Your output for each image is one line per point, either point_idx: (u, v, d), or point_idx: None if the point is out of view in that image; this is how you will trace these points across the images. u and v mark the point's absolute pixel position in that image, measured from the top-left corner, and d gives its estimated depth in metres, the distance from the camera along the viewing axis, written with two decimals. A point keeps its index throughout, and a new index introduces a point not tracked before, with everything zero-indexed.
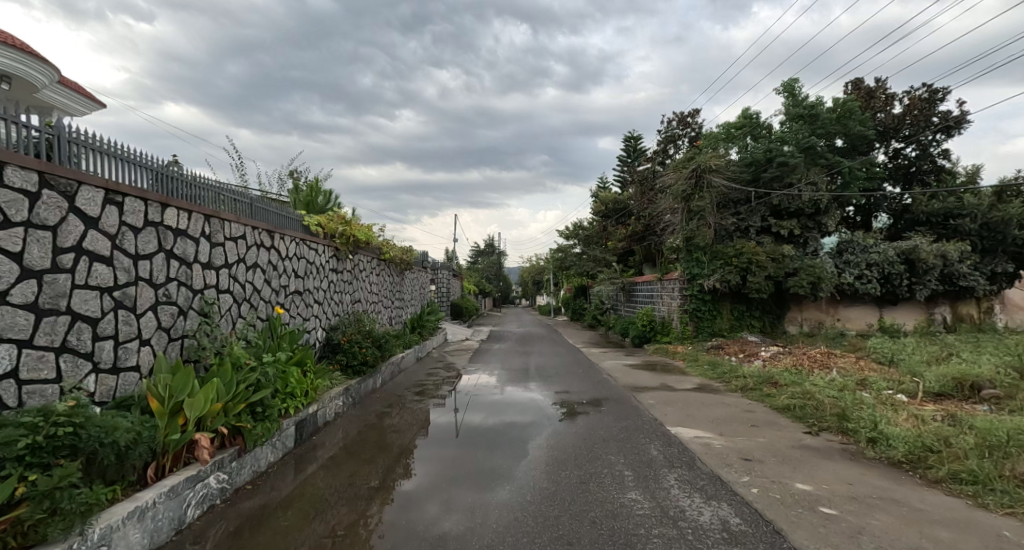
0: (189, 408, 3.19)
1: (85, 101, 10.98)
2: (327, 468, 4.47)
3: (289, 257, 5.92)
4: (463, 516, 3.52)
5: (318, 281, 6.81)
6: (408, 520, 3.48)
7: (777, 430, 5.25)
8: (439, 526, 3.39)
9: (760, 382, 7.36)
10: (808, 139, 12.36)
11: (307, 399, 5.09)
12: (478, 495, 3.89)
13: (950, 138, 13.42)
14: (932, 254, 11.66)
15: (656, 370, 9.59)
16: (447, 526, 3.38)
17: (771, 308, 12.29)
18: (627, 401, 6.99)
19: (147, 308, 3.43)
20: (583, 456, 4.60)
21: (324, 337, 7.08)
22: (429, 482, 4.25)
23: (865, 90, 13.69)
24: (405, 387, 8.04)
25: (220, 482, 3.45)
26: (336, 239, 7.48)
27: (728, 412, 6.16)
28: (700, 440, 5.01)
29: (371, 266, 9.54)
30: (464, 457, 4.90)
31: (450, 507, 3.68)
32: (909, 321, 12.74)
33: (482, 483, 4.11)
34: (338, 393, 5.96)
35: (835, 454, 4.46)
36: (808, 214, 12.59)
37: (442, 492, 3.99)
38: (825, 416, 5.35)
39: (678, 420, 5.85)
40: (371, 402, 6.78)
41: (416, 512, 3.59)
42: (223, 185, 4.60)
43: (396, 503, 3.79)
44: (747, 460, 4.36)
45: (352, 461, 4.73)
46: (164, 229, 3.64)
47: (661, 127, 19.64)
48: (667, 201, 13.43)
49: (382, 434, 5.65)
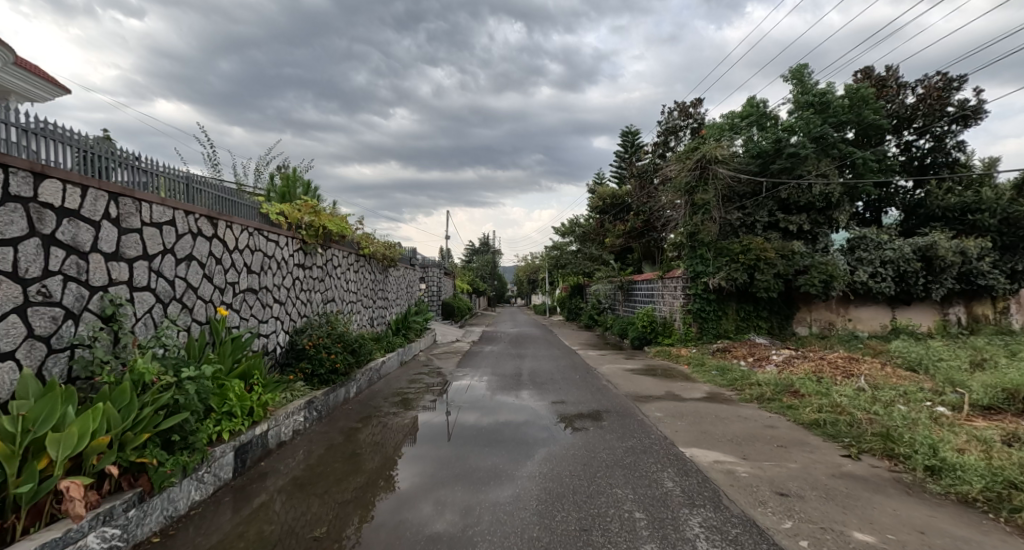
0: (53, 445, 2.40)
1: (46, 85, 10.10)
2: (276, 502, 3.65)
3: (238, 249, 5.05)
4: (457, 516, 3.44)
5: (277, 278, 5.94)
6: (402, 520, 3.40)
7: (812, 453, 4.46)
8: (431, 526, 3.30)
9: (779, 392, 6.57)
10: (820, 129, 11.55)
11: (254, 419, 4.25)
12: (472, 495, 3.78)
13: (966, 129, 12.65)
14: (951, 251, 10.94)
15: (658, 375, 8.81)
16: (440, 526, 3.30)
17: (779, 308, 11.56)
18: (631, 413, 6.18)
19: (7, 312, 2.63)
20: (584, 489, 3.79)
21: (288, 341, 6.23)
22: (423, 482, 4.10)
23: (877, 79, 12.87)
24: (383, 397, 7.20)
25: (106, 541, 2.61)
26: (302, 231, 6.60)
27: (748, 428, 5.36)
28: (722, 466, 4.22)
29: (348, 261, 8.68)
30: (456, 458, 4.69)
31: (444, 507, 3.59)
32: (923, 322, 12.03)
33: (477, 485, 3.97)
34: (299, 407, 5.12)
35: (889, 486, 3.68)
36: (819, 209, 11.91)
37: (434, 491, 3.90)
38: (865, 436, 4.59)
39: (691, 438, 5.05)
40: (340, 415, 5.93)
41: (410, 511, 3.52)
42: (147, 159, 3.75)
43: (390, 504, 3.67)
44: (783, 496, 3.57)
45: (309, 491, 3.90)
46: (40, 207, 2.83)
47: (660, 119, 18.83)
48: (669, 195, 12.72)
49: (350, 453, 4.82)
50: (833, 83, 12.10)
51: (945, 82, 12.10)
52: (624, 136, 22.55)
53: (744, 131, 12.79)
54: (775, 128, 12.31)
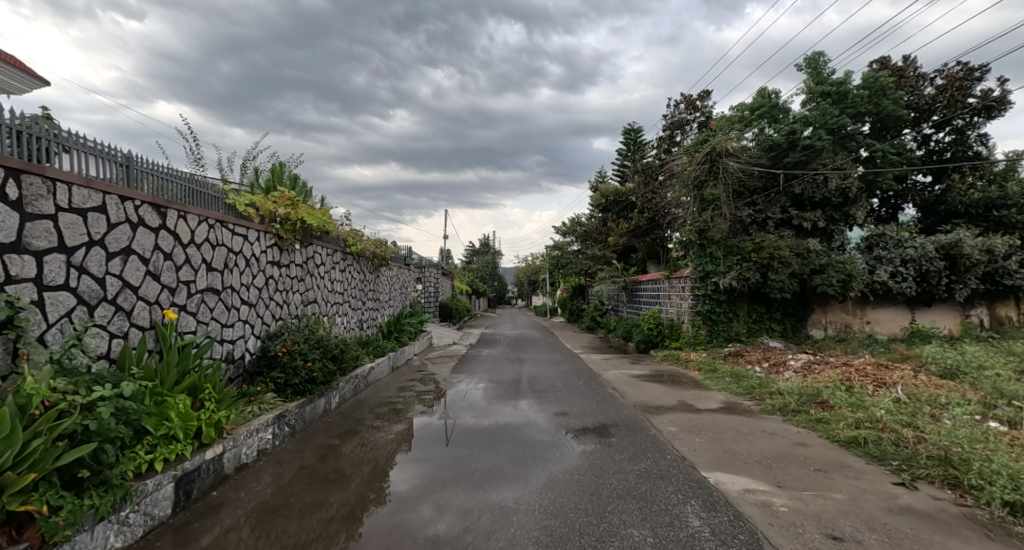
0: None
1: (24, 77, 9.52)
2: (235, 537, 3.12)
3: (193, 243, 4.39)
4: (458, 516, 3.42)
5: (245, 277, 5.30)
6: (402, 520, 3.38)
7: (859, 479, 3.82)
8: (433, 527, 3.28)
9: (804, 403, 5.91)
10: (838, 120, 10.93)
11: (202, 443, 3.60)
12: (473, 495, 3.76)
13: (989, 120, 11.92)
14: (977, 248, 10.31)
15: (667, 382, 8.17)
16: (441, 527, 3.28)
17: (793, 310, 10.94)
18: (642, 427, 5.53)
19: None
20: (593, 530, 3.16)
21: (259, 347, 5.58)
22: (422, 482, 4.05)
23: (894, 69, 12.25)
24: (368, 408, 6.53)
25: None
26: (276, 225, 5.96)
27: (776, 446, 4.72)
28: (755, 497, 3.58)
29: (334, 260, 8.05)
30: (457, 459, 4.59)
31: (445, 507, 3.57)
32: (945, 324, 11.37)
33: (480, 482, 3.98)
34: (265, 424, 4.47)
35: (963, 527, 3.05)
36: (835, 205, 11.28)
37: (437, 491, 3.86)
38: (918, 459, 3.96)
39: (714, 460, 4.40)
40: (316, 431, 5.27)
41: (411, 511, 3.49)
42: (74, 135, 3.17)
43: (393, 501, 3.68)
44: (838, 541, 2.94)
45: (272, 523, 3.33)
46: None
47: (666, 113, 18.24)
48: (677, 190, 12.12)
49: (323, 474, 4.19)
50: (850, 71, 11.52)
51: (967, 70, 11.42)
52: (627, 133, 21.94)
53: (755, 124, 12.19)
54: (789, 120, 11.66)
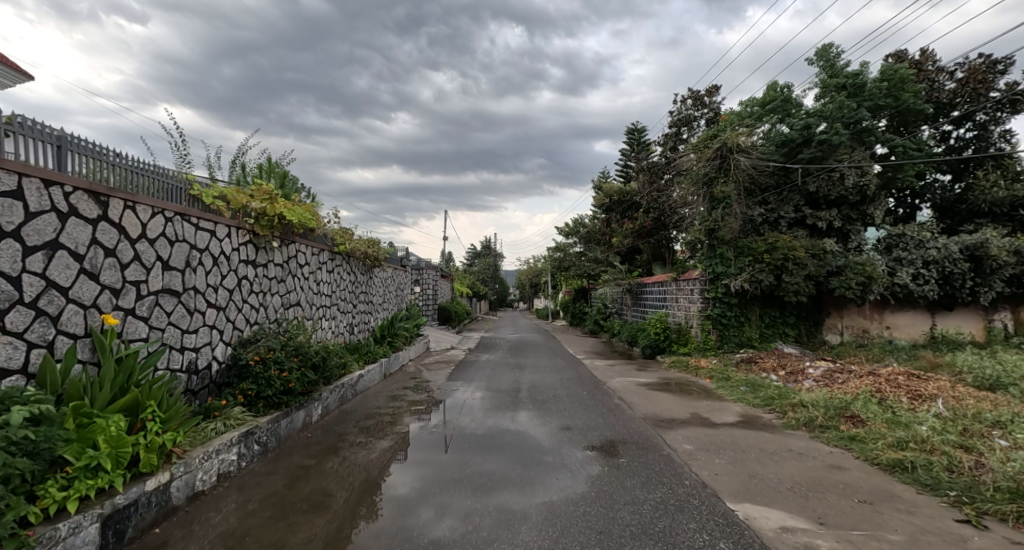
0: None
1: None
2: None
3: (145, 235, 3.84)
4: (459, 521, 3.18)
5: (212, 277, 4.74)
6: (401, 524, 3.15)
7: (915, 514, 3.26)
8: (432, 531, 3.07)
9: (833, 417, 5.33)
10: (855, 113, 10.37)
11: (139, 471, 3.05)
12: (475, 499, 3.50)
13: (1014, 115, 11.35)
14: (1005, 249, 9.74)
15: (676, 392, 7.60)
16: (442, 531, 3.06)
17: (808, 314, 10.37)
18: (655, 445, 4.94)
19: None
20: None
21: (229, 355, 5.01)
22: (422, 484, 3.77)
23: (912, 61, 11.69)
24: (353, 420, 5.93)
25: None
26: (250, 221, 5.38)
27: (809, 470, 4.14)
28: (796, 537, 3.02)
29: (319, 260, 7.48)
30: (457, 461, 4.25)
31: (446, 511, 3.32)
32: (967, 328, 10.79)
33: (485, 485, 3.71)
34: (229, 443, 3.93)
35: None
36: (852, 203, 10.78)
37: (439, 493, 3.58)
38: (982, 490, 3.40)
39: (739, 487, 3.83)
40: (292, 449, 4.72)
41: (411, 515, 3.25)
42: None
43: (387, 511, 3.35)
44: None
45: None
46: None
47: (671, 109, 17.73)
48: (684, 188, 11.53)
49: (294, 498, 3.64)
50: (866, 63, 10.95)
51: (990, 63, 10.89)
52: (630, 132, 21.44)
53: (767, 119, 11.67)
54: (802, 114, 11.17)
